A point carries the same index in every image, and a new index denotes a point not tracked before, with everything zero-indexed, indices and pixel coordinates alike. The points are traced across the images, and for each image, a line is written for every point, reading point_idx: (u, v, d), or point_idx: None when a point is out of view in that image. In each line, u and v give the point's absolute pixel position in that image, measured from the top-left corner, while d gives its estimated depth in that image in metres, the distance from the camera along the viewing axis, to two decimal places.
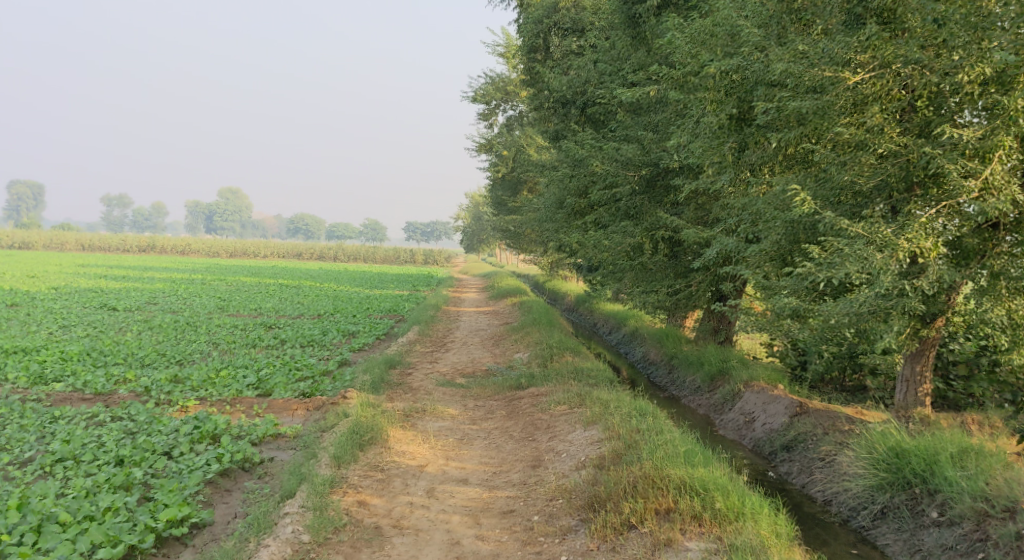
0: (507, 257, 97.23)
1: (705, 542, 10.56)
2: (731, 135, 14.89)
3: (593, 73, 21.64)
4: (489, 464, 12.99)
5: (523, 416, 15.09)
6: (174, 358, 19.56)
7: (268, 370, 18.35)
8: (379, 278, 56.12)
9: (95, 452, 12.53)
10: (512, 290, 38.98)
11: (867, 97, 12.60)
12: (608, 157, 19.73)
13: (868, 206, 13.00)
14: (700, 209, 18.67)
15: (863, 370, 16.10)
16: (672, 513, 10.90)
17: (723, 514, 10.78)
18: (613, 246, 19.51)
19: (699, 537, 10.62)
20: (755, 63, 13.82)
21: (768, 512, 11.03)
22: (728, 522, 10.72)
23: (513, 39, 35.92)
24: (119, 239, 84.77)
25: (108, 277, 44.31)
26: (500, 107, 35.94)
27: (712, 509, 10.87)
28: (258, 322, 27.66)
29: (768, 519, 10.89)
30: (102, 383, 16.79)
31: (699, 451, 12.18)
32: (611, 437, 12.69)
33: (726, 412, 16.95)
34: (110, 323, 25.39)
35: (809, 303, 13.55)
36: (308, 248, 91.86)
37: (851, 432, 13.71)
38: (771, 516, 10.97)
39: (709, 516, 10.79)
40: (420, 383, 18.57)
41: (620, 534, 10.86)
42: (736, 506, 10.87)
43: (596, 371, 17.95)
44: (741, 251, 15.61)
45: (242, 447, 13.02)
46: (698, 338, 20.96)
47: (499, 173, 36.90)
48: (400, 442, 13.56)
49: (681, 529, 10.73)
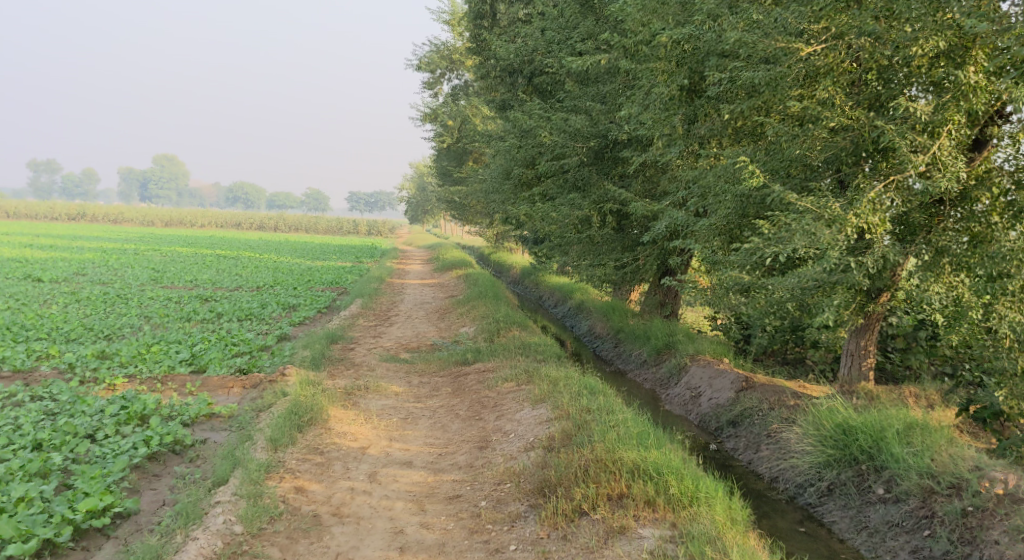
0: (452, 229, 96.60)
1: (658, 528, 10.32)
2: (681, 107, 14.45)
3: (541, 41, 21.16)
4: (434, 445, 12.59)
5: (468, 393, 14.70)
6: (102, 333, 18.75)
7: (202, 345, 17.67)
8: (323, 249, 55.14)
9: (10, 436, 11.85)
10: (457, 262, 38.52)
11: (820, 69, 12.22)
12: (556, 127, 19.27)
13: (818, 179, 12.78)
14: (648, 181, 18.37)
15: (805, 343, 15.96)
16: (625, 498, 10.65)
17: (677, 500, 10.55)
18: (561, 218, 19.20)
19: (652, 523, 10.36)
20: (709, 32, 13.36)
21: (723, 496, 10.82)
22: (682, 508, 10.49)
23: (458, 7, 35.21)
24: (49, 207, 82.04)
25: (35, 246, 42.77)
26: (445, 77, 35.30)
27: (666, 494, 10.63)
28: (194, 294, 26.81)
29: (723, 503, 10.67)
30: (22, 359, 16.01)
31: (650, 432, 11.94)
32: (560, 417, 12.37)
33: (672, 387, 16.75)
34: (35, 295, 24.35)
35: (757, 279, 13.18)
36: (248, 218, 90.07)
37: (797, 408, 13.58)
38: (725, 501, 10.77)
39: (663, 501, 10.54)
40: (362, 359, 18.06)
41: (571, 521, 10.55)
42: (689, 490, 10.65)
43: (543, 346, 17.61)
44: (690, 225, 15.25)
45: (172, 429, 12.44)
46: (643, 311, 20.74)
47: (443, 143, 36.27)
48: (341, 422, 13.07)
49: (634, 515, 10.46)
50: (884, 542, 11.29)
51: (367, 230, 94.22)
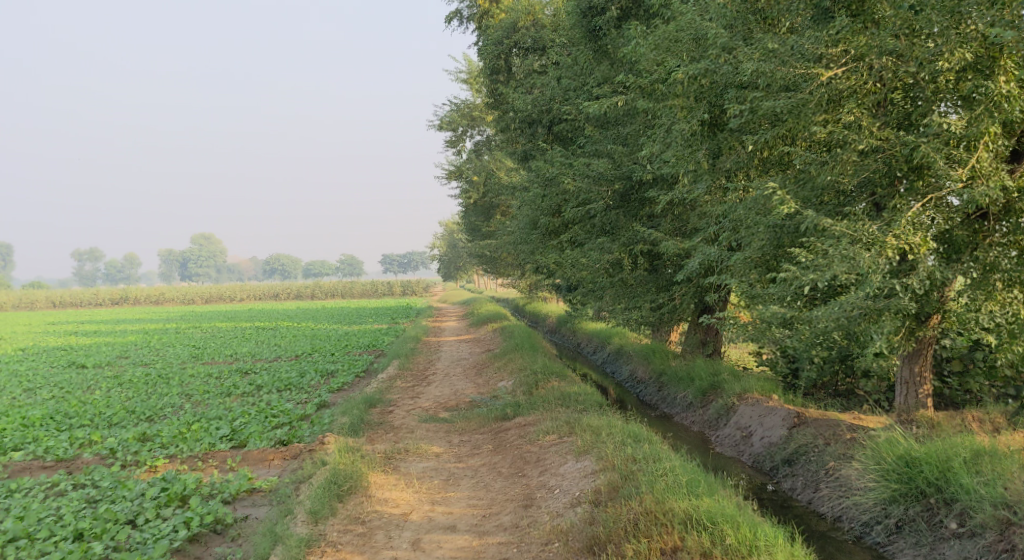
0: (486, 283, 96.70)
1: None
2: (703, 142, 14.17)
3: (558, 90, 21.15)
4: (478, 506, 12.23)
5: (511, 448, 14.34)
6: (144, 415, 18.67)
7: (242, 419, 17.50)
8: (360, 312, 55.28)
9: (50, 528, 11.71)
10: (492, 315, 38.32)
11: (843, 92, 11.90)
12: (579, 173, 19.08)
13: (853, 203, 12.36)
14: (677, 220, 18.11)
15: (855, 372, 15.55)
16: (679, 551, 10.20)
17: (735, 549, 10.09)
18: (591, 263, 18.92)
19: None
20: (725, 65, 13.13)
21: (784, 542, 10.34)
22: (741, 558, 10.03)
23: (474, 64, 35.48)
24: (92, 294, 83.36)
25: (79, 333, 43.24)
26: (466, 134, 35.45)
27: (723, 544, 10.16)
28: (234, 368, 26.77)
29: (785, 550, 10.20)
30: (64, 448, 15.91)
31: (701, 478, 11.49)
32: (605, 468, 11.98)
33: (721, 428, 16.26)
34: (78, 381, 24.43)
35: (798, 309, 12.81)
36: (284, 288, 90.77)
37: (853, 441, 13.08)
38: (786, 547, 10.28)
39: (720, 552, 10.09)
40: (402, 421, 17.78)
41: None
42: (747, 538, 10.19)
43: (583, 395, 17.23)
44: (724, 260, 14.93)
45: (212, 508, 12.23)
46: (684, 352, 20.27)
47: (470, 199, 36.30)
48: (382, 488, 12.77)
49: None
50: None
51: (402, 291, 94.59)
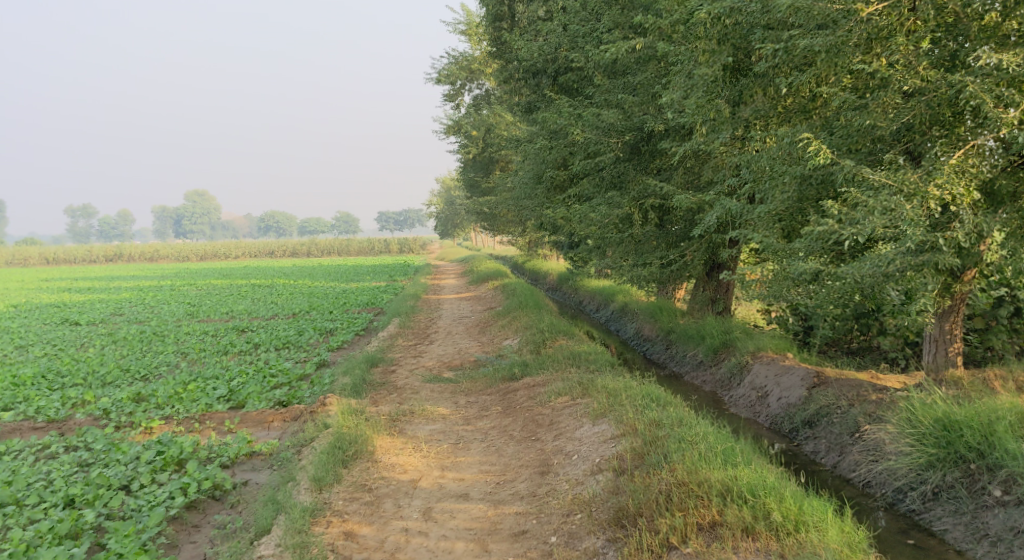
0: (484, 240, 95.78)
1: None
2: (724, 88, 13.40)
3: (564, 37, 20.28)
4: (490, 472, 11.64)
5: (521, 410, 13.74)
6: (139, 375, 18.05)
7: (240, 380, 16.84)
8: (357, 271, 54.55)
9: (40, 494, 11.15)
10: (491, 273, 37.67)
11: (884, 29, 11.24)
12: (588, 123, 18.21)
13: (887, 151, 11.72)
14: (690, 172, 17.36)
15: (871, 330, 14.95)
16: (718, 527, 9.64)
17: (780, 525, 9.54)
18: (600, 219, 18.15)
19: (754, 555, 9.36)
20: (753, 4, 12.34)
21: (831, 516, 9.78)
22: (787, 534, 9.47)
23: (473, 14, 34.43)
24: (86, 250, 82.50)
25: (73, 290, 42.54)
26: (465, 87, 34.52)
27: (767, 520, 9.61)
28: (230, 326, 26.10)
29: (834, 525, 9.64)
30: (56, 408, 15.29)
31: (732, 446, 10.91)
32: (627, 433, 11.39)
33: (735, 388, 15.66)
34: (71, 339, 23.78)
35: (826, 264, 12.15)
36: (280, 246, 89.85)
37: (881, 402, 12.54)
38: (836, 523, 9.71)
39: (762, 528, 9.53)
40: (405, 381, 17.17)
41: (659, 556, 9.59)
42: (793, 513, 9.62)
43: (594, 355, 16.63)
44: (745, 214, 14.15)
45: (211, 473, 11.67)
46: (693, 309, 19.62)
47: (468, 155, 35.45)
48: (389, 453, 12.19)
49: (733, 547, 9.45)
50: (1010, 552, 10.16)
51: (399, 248, 93.89)
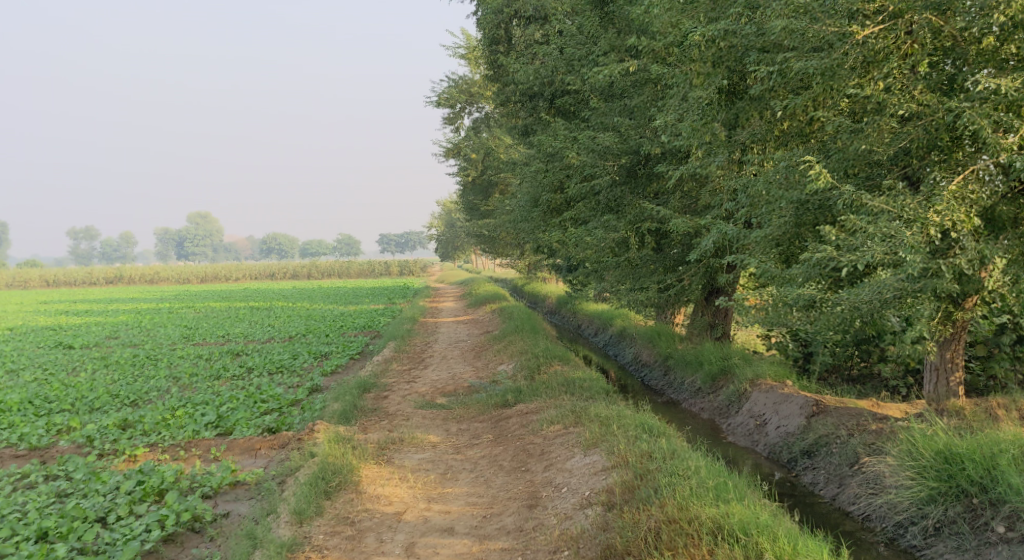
0: (485, 263, 95.47)
1: None
2: (720, 111, 13.10)
3: (561, 60, 20.09)
4: (477, 505, 11.32)
5: (512, 439, 13.42)
6: (127, 400, 17.73)
7: (230, 405, 16.53)
8: (356, 293, 54.23)
9: (13, 526, 10.88)
10: (490, 296, 37.34)
11: (879, 53, 11.00)
12: (583, 146, 17.98)
13: (885, 176, 11.48)
14: (687, 196, 17.13)
15: (871, 357, 14.64)
16: None
17: None
18: (597, 242, 17.87)
19: None
20: (748, 27, 12.11)
21: (826, 554, 9.45)
22: None
23: (473, 38, 34.33)
24: (86, 272, 82.26)
25: (70, 312, 42.21)
26: (465, 111, 34.38)
27: None
28: (225, 349, 25.78)
29: None
30: (39, 435, 14.97)
31: (726, 480, 10.60)
32: (617, 464, 11.08)
33: (733, 416, 15.33)
34: (63, 363, 23.45)
35: (824, 291, 11.87)
36: (281, 268, 89.58)
37: (881, 432, 12.22)
38: None
39: None
40: (397, 407, 16.84)
41: None
42: (787, 553, 9.30)
43: (589, 381, 16.30)
44: (742, 238, 13.87)
45: (190, 504, 11.42)
46: (692, 334, 19.30)
47: (467, 178, 35.25)
48: (374, 483, 11.87)
49: None
50: None
51: (399, 270, 93.57)
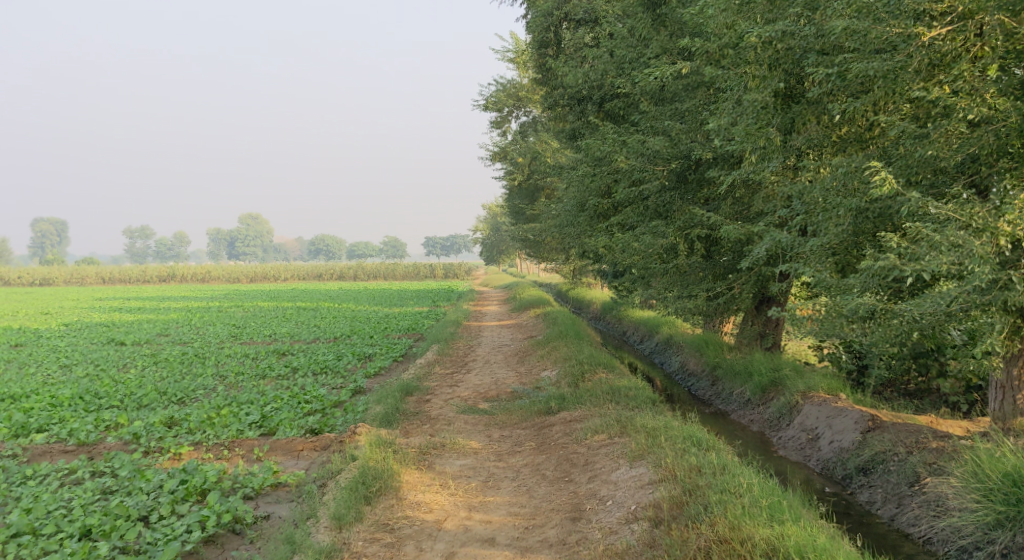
0: (530, 268, 95.29)
1: None
2: (775, 115, 12.70)
3: (611, 63, 19.76)
4: (519, 515, 11.07)
5: (556, 447, 13.13)
6: (174, 398, 17.75)
7: (273, 406, 16.44)
8: (402, 295, 54.29)
9: (57, 523, 10.92)
10: (535, 301, 37.08)
11: (947, 55, 10.56)
12: (633, 150, 17.57)
13: (950, 184, 11.02)
14: (738, 203, 16.69)
15: (931, 371, 14.13)
16: None
17: None
18: (644, 248, 17.52)
19: None
20: (808, 28, 11.70)
21: None
22: None
23: (522, 42, 34.13)
24: (139, 270, 83.58)
25: (123, 309, 42.73)
26: (512, 114, 34.17)
27: None
28: (272, 349, 25.80)
29: None
30: (88, 431, 14.98)
31: (779, 499, 10.26)
32: (665, 478, 10.78)
33: (784, 429, 14.87)
34: (114, 359, 23.62)
35: (884, 303, 11.44)
36: (328, 269, 90.09)
37: (942, 451, 11.77)
38: None
39: None
40: (440, 411, 16.62)
41: None
42: None
43: (634, 390, 15.94)
44: (796, 246, 13.52)
45: (231, 505, 11.33)
46: (740, 343, 18.84)
47: (514, 182, 35.04)
48: (415, 490, 11.68)
49: None
50: None
51: (445, 273, 93.67)
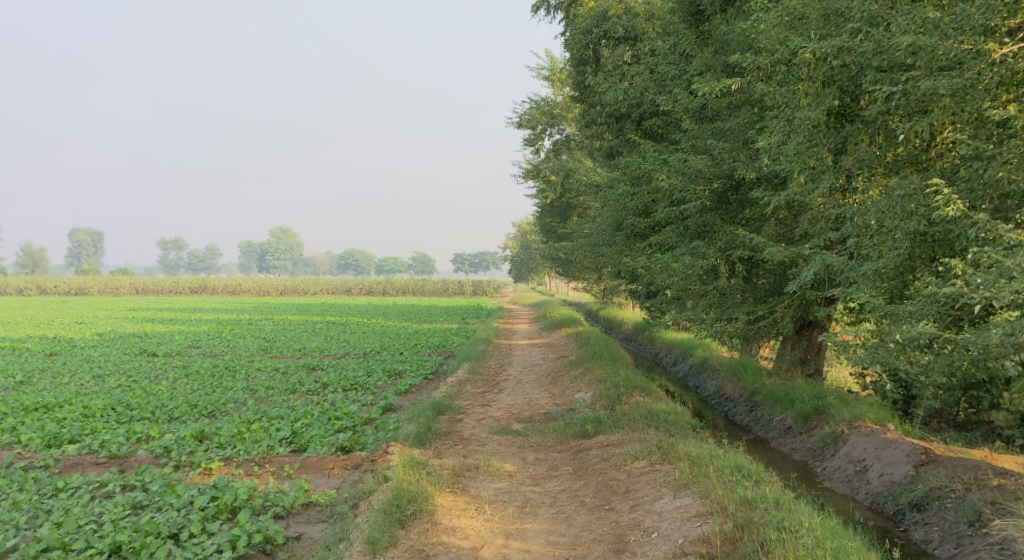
0: (558, 287, 94.78)
1: None
2: (827, 136, 12.27)
3: (651, 81, 19.41)
4: (559, 545, 10.80)
5: (593, 472, 12.77)
6: (205, 411, 17.50)
7: (304, 421, 16.15)
8: (432, 311, 53.96)
9: (87, 538, 10.69)
10: (565, 320, 36.65)
11: (1020, 73, 10.46)
12: (674, 169, 17.13)
13: (1015, 209, 10.75)
14: (782, 224, 16.17)
15: (982, 403, 13.56)
16: None
17: None
18: (684, 269, 17.03)
19: None
20: (867, 44, 11.31)
21: None
22: None
23: (557, 59, 33.88)
24: (172, 282, 83.98)
25: (155, 321, 42.69)
26: (546, 132, 33.88)
27: None
28: (302, 363, 25.53)
29: None
30: (119, 443, 14.73)
31: (839, 539, 10.14)
32: (714, 511, 10.59)
33: (829, 459, 14.37)
34: (146, 370, 23.41)
35: (942, 330, 10.99)
36: (357, 284, 90.14)
37: (1003, 488, 11.57)
38: None
39: None
40: (472, 431, 16.27)
41: None
42: None
43: (674, 415, 15.51)
44: (847, 270, 13.05)
45: (263, 525, 11.05)
46: (780, 369, 18.28)
47: (545, 200, 34.72)
48: (450, 514, 11.33)
49: None
50: None
51: (473, 290, 93.32)
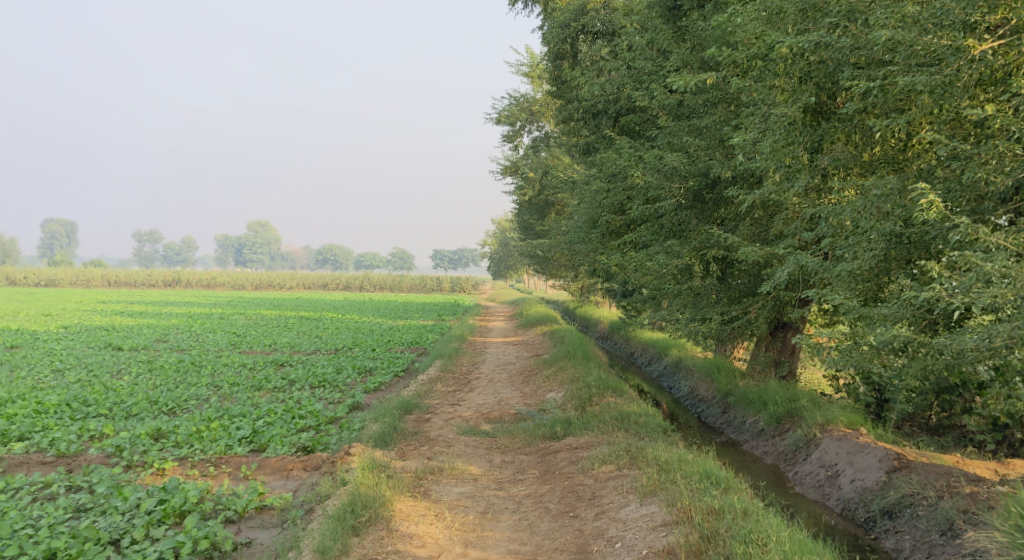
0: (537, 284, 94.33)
1: None
2: (804, 134, 11.93)
3: (629, 76, 19.05)
4: (520, 554, 10.44)
5: (560, 476, 12.42)
6: (165, 408, 17.00)
7: (266, 420, 15.69)
8: (407, 308, 53.34)
9: (23, 544, 10.21)
10: (542, 318, 36.27)
11: (998, 71, 10.18)
12: (649, 166, 16.79)
13: (993, 211, 10.49)
14: (757, 224, 15.84)
15: (954, 407, 13.34)
16: None
17: None
18: (657, 268, 16.70)
19: None
20: (845, 39, 11.00)
21: None
22: None
23: (537, 55, 33.47)
24: (146, 274, 82.88)
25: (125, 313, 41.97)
26: (525, 128, 33.47)
27: None
28: (270, 359, 25.00)
29: None
30: (70, 441, 14.22)
31: (808, 550, 9.84)
32: (680, 521, 10.29)
33: (801, 463, 14.08)
34: (108, 365, 22.83)
35: (916, 334, 10.72)
36: (334, 279, 89.34)
37: (976, 496, 11.32)
38: None
39: None
40: (439, 432, 15.86)
41: None
42: None
43: (645, 417, 15.17)
44: (822, 271, 12.74)
45: (210, 531, 10.61)
46: (754, 370, 17.98)
47: (523, 197, 34.30)
48: (407, 520, 10.93)
49: None
50: None
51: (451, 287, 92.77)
